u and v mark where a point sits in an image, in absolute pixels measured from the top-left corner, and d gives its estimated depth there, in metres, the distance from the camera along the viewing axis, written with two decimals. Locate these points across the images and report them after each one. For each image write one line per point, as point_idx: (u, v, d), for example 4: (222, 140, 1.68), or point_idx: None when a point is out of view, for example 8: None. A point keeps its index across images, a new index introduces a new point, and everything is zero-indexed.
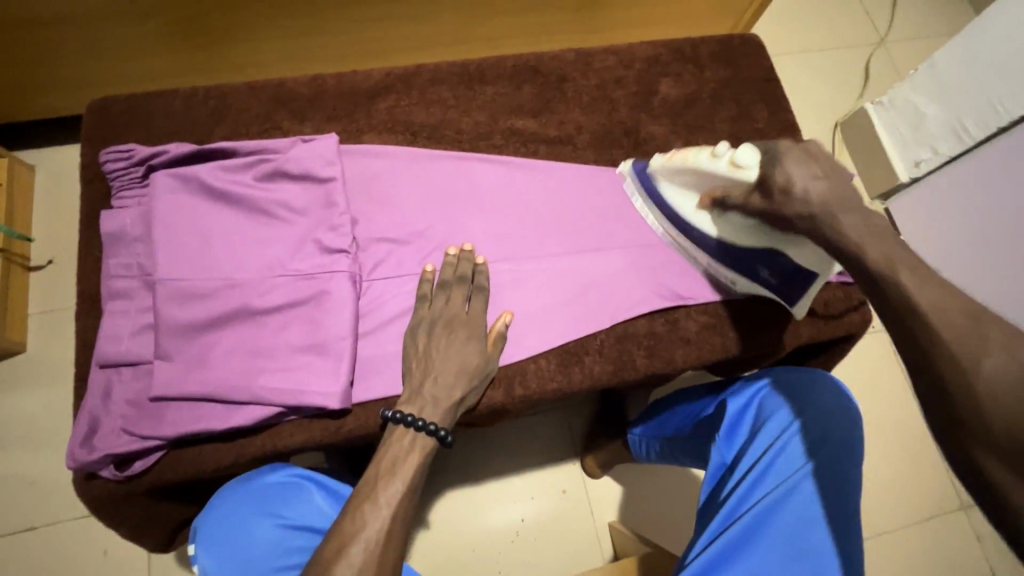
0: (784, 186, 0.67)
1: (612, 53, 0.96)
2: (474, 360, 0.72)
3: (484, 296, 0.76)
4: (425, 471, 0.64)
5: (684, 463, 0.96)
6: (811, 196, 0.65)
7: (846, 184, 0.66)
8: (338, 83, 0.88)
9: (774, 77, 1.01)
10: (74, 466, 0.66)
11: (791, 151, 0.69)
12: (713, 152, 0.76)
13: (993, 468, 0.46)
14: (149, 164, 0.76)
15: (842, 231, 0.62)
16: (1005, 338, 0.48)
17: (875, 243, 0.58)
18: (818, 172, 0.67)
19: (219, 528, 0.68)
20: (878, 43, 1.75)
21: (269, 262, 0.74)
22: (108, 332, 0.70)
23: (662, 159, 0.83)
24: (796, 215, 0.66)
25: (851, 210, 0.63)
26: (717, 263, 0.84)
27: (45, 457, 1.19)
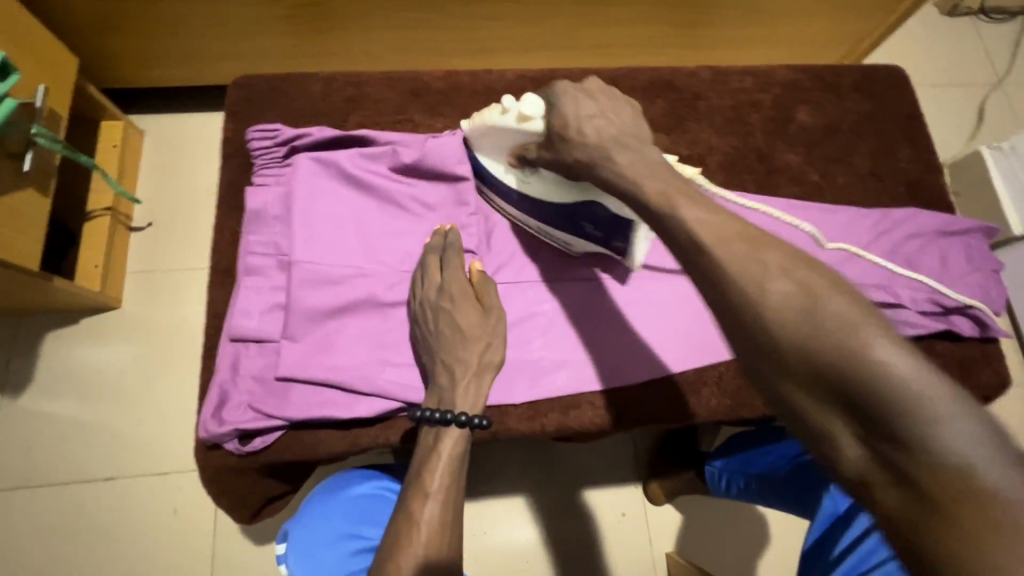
0: (562, 129, 0.62)
1: (749, 74, 0.92)
2: (469, 323, 0.67)
3: (452, 251, 0.71)
4: (454, 467, 0.60)
5: (773, 503, 0.93)
6: (588, 135, 0.60)
7: (627, 120, 0.61)
8: (471, 81, 0.88)
9: (919, 114, 0.95)
10: (204, 436, 0.67)
11: (568, 91, 0.64)
12: (503, 107, 0.68)
13: (799, 398, 0.43)
14: (293, 145, 0.77)
15: (618, 169, 0.58)
16: (785, 260, 0.47)
17: (649, 178, 0.55)
18: (601, 111, 0.62)
19: (309, 530, 0.67)
20: (997, 83, 1.65)
21: (399, 255, 0.74)
22: (241, 307, 0.70)
23: (469, 125, 0.74)
24: (578, 161, 0.61)
25: (626, 147, 0.59)
26: (543, 224, 0.75)
27: (128, 411, 1.23)
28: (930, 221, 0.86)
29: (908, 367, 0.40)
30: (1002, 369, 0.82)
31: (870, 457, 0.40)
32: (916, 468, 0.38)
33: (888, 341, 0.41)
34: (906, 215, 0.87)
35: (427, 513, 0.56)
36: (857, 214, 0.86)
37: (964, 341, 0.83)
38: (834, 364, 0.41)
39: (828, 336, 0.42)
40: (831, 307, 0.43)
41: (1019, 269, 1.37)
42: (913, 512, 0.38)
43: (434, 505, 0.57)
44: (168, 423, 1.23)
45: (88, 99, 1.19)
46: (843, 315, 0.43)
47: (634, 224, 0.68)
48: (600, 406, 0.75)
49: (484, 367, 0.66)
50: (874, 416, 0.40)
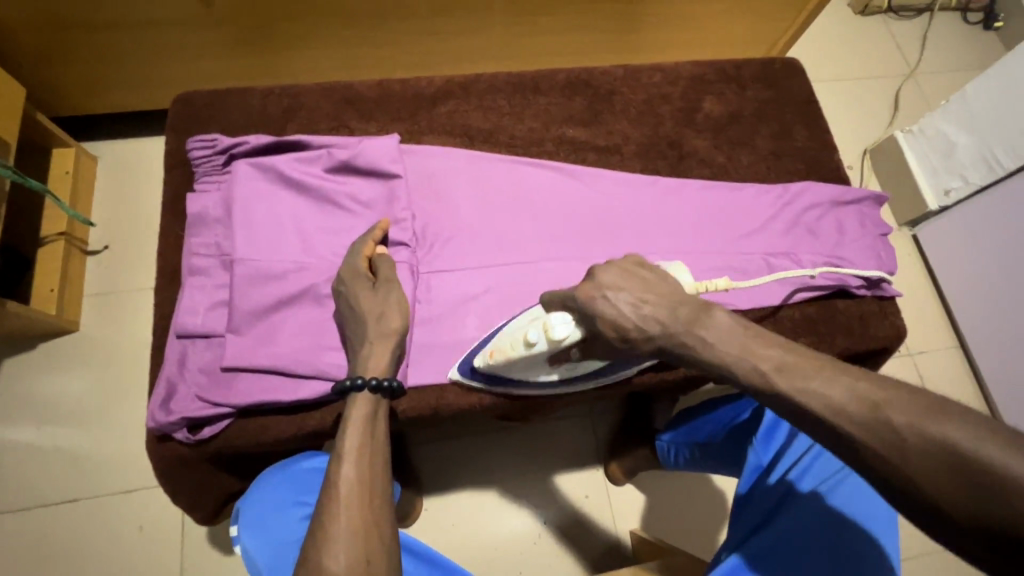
0: (618, 333, 0.60)
1: (659, 70, 1.01)
2: (396, 307, 0.72)
3: (367, 242, 0.77)
4: (370, 436, 0.63)
5: (716, 468, 0.98)
6: (647, 328, 0.58)
7: (667, 295, 0.59)
8: (402, 88, 0.94)
9: (814, 99, 1.05)
10: (152, 426, 0.70)
11: (592, 296, 0.61)
12: (529, 340, 0.68)
13: (960, 541, 0.44)
14: (230, 153, 0.82)
15: (699, 352, 0.56)
16: (911, 415, 0.46)
17: (736, 352, 0.54)
18: (640, 297, 0.59)
19: (260, 505, 0.72)
20: (909, 74, 1.78)
21: (337, 250, 0.80)
22: (186, 305, 0.75)
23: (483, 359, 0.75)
24: (653, 350, 0.59)
25: (692, 325, 0.56)
26: (599, 370, 0.78)
27: (90, 431, 1.24)
28: (827, 193, 0.95)
29: None
30: (896, 319, 0.91)
31: None
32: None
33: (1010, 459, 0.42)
34: (805, 188, 0.95)
35: (350, 474, 0.59)
36: (761, 191, 0.95)
37: (862, 299, 0.91)
38: (965, 489, 0.43)
39: (977, 476, 0.42)
40: (943, 432, 0.44)
41: (936, 241, 1.48)
42: None
43: (350, 466, 0.59)
44: (128, 443, 1.23)
45: (37, 127, 1.22)
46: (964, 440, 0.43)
47: None
48: (532, 377, 0.81)
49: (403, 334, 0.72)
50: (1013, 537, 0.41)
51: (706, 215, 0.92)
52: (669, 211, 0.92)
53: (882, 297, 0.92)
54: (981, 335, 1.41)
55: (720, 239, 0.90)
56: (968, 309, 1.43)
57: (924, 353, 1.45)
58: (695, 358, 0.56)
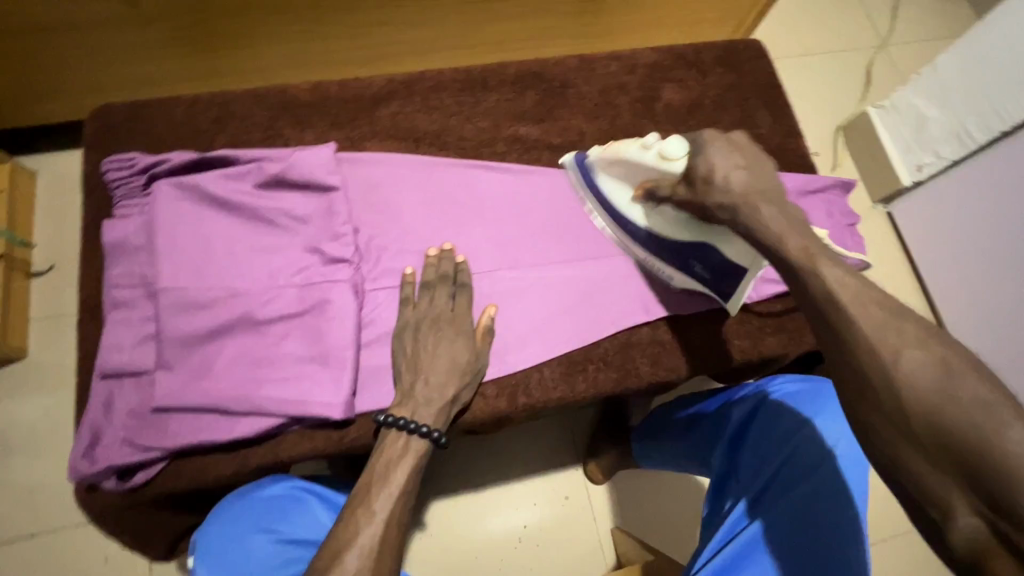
0: (705, 175, 0.67)
1: (615, 59, 0.96)
2: (463, 356, 0.73)
3: (446, 283, 0.76)
4: (419, 472, 0.66)
5: (688, 469, 0.92)
6: (731, 185, 0.65)
7: (768, 178, 0.67)
8: (339, 90, 0.88)
9: (778, 82, 1.00)
10: (76, 478, 0.66)
11: (716, 140, 0.69)
12: (643, 143, 0.73)
13: (923, 473, 0.45)
14: (151, 172, 0.76)
15: (762, 221, 0.62)
16: (923, 333, 0.49)
17: (791, 233, 0.60)
18: (742, 164, 0.67)
19: (219, 542, 0.66)
20: (880, 45, 1.73)
21: (272, 271, 0.74)
22: (110, 342, 0.70)
23: (599, 150, 0.80)
24: (718, 205, 0.66)
25: (771, 203, 0.64)
26: (653, 255, 0.82)
27: (34, 462, 1.12)
28: (792, 182, 0.92)
29: None
30: None
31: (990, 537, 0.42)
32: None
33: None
34: None
35: (384, 502, 0.62)
36: None
37: None
38: (963, 454, 0.43)
39: (951, 407, 0.45)
40: (962, 388, 0.45)
41: (910, 218, 1.46)
42: None
43: (391, 497, 0.62)
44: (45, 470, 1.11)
45: None
46: (977, 396, 0.44)
47: (748, 269, 0.74)
48: (489, 397, 0.77)
49: (478, 372, 0.75)
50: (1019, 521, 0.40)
51: None
52: None
53: None
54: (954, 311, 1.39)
55: None
56: (942, 285, 1.41)
57: None
58: (749, 221, 0.63)
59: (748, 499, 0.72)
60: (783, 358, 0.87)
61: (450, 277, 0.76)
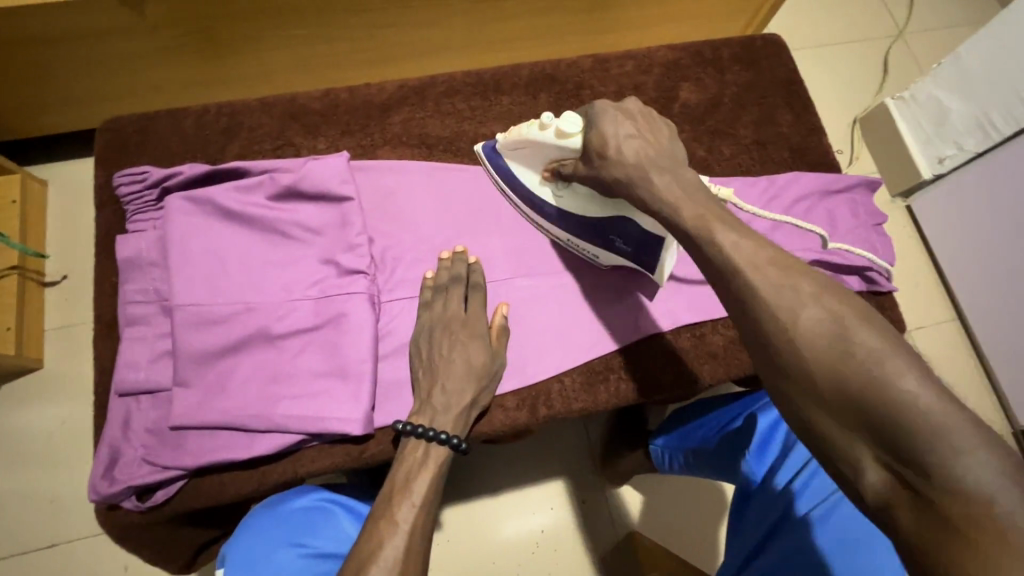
0: (600, 148, 0.64)
1: (630, 58, 0.94)
2: (480, 358, 0.71)
3: (460, 285, 0.74)
4: (440, 482, 0.62)
5: (713, 478, 0.90)
6: (625, 155, 0.62)
7: (664, 142, 0.63)
8: (350, 97, 0.86)
9: (798, 78, 0.97)
10: (96, 498, 0.65)
11: (608, 109, 0.65)
12: (541, 122, 0.70)
13: (819, 416, 0.44)
14: (162, 186, 0.75)
15: (654, 190, 0.59)
16: (817, 288, 0.47)
17: (688, 202, 0.57)
18: (637, 130, 0.63)
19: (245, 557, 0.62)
20: (899, 34, 1.68)
21: (286, 286, 0.73)
22: (126, 360, 0.69)
23: (503, 137, 0.77)
24: (616, 179, 0.63)
25: (664, 167, 0.60)
26: (574, 237, 0.78)
27: (51, 473, 1.12)
28: (815, 182, 0.89)
29: (936, 403, 0.40)
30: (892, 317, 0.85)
31: (890, 484, 0.41)
32: (937, 501, 0.38)
33: (928, 388, 0.40)
34: (791, 179, 0.89)
35: (406, 513, 0.58)
36: (746, 183, 0.88)
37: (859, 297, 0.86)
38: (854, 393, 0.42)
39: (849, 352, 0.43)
40: (861, 338, 0.44)
41: (931, 212, 1.42)
42: (925, 530, 0.38)
43: (413, 509, 0.59)
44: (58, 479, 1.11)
45: None
46: (873, 346, 0.43)
47: (664, 240, 0.69)
48: (509, 408, 0.76)
49: (495, 374, 0.73)
50: (913, 459, 0.39)
51: None
52: None
53: (880, 292, 0.86)
54: (979, 307, 1.35)
55: None
56: (967, 282, 1.37)
57: (922, 329, 1.40)
58: (643, 191, 0.60)
59: (748, 548, 0.71)
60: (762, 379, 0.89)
61: (467, 281, 0.75)
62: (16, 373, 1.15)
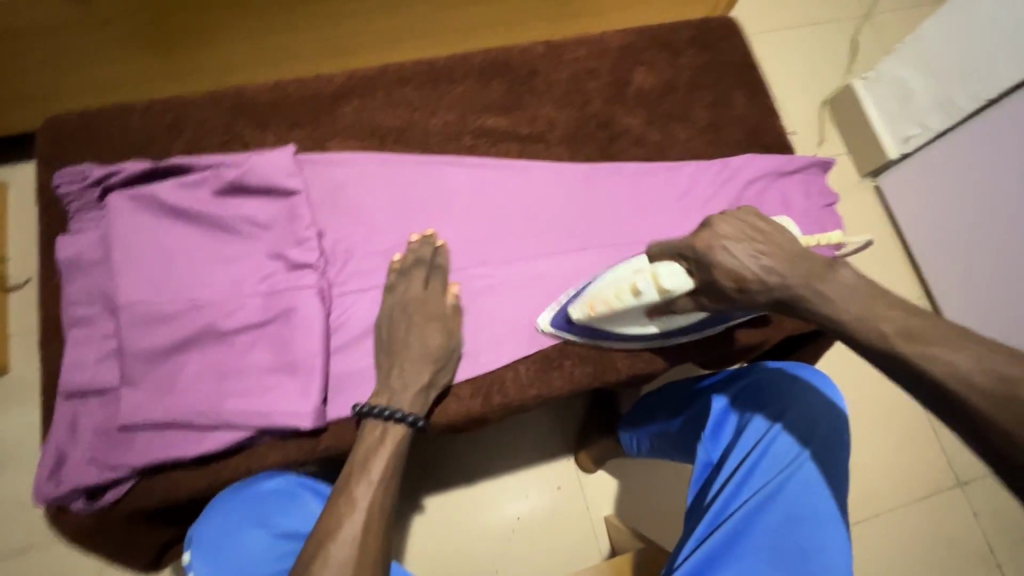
0: (738, 283, 0.56)
1: (584, 44, 0.93)
2: (437, 342, 0.71)
3: (424, 268, 0.74)
4: (398, 461, 0.64)
5: (675, 458, 0.91)
6: (771, 280, 0.55)
7: (781, 241, 0.57)
8: (299, 89, 0.85)
9: (753, 60, 0.98)
10: (43, 501, 0.65)
11: (711, 244, 0.57)
12: (634, 288, 0.65)
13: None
14: (104, 184, 0.73)
15: (833, 311, 0.53)
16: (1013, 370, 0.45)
17: (874, 313, 0.51)
18: (759, 247, 0.56)
19: (218, 533, 0.64)
20: (866, 14, 1.67)
21: (234, 281, 0.72)
22: (70, 362, 0.68)
23: (581, 310, 0.73)
24: (781, 303, 0.56)
25: (819, 273, 0.54)
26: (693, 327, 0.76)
27: (20, 479, 1.10)
28: (769, 164, 0.90)
29: None
30: None
31: None
32: None
33: None
34: (746, 160, 0.90)
35: (365, 493, 0.59)
36: (700, 167, 0.89)
37: None
38: None
39: None
40: None
41: (898, 192, 1.43)
42: None
43: (376, 491, 0.60)
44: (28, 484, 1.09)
45: None
46: None
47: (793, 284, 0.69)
48: (464, 398, 0.76)
49: (452, 355, 0.73)
50: None
51: (640, 201, 0.87)
52: (602, 198, 0.86)
53: None
54: (945, 284, 1.37)
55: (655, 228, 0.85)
56: (932, 257, 1.39)
57: None
58: (811, 313, 0.54)
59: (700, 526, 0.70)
60: (763, 344, 0.87)
61: (428, 263, 0.75)
62: None
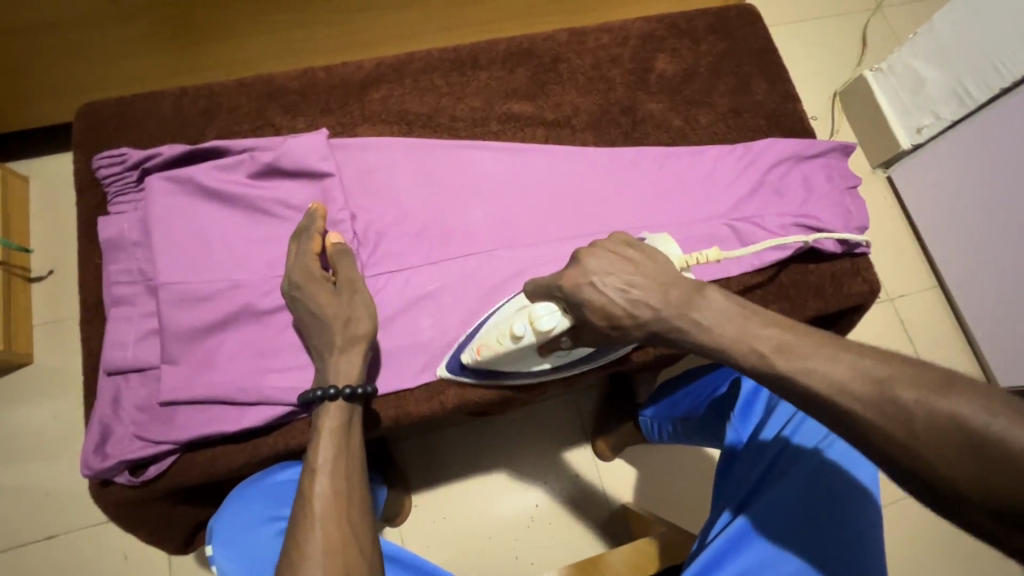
0: (609, 321, 0.54)
1: (606, 31, 0.94)
2: (324, 304, 0.68)
3: (301, 236, 0.72)
4: (345, 439, 0.63)
5: (701, 442, 0.91)
6: (639, 314, 0.53)
7: (653, 272, 0.54)
8: (328, 76, 0.87)
9: (772, 47, 0.99)
10: (88, 475, 0.67)
11: (579, 283, 0.55)
12: (516, 333, 0.64)
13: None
14: (142, 167, 0.75)
15: (702, 337, 0.52)
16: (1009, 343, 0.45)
17: (738, 336, 0.51)
18: (628, 279, 0.54)
19: (236, 530, 0.65)
20: (877, 7, 1.68)
21: (270, 261, 0.74)
22: (113, 340, 0.70)
23: (470, 356, 0.73)
24: (652, 337, 0.54)
25: (688, 307, 0.52)
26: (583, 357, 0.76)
27: (46, 465, 1.10)
28: (789, 148, 0.91)
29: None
30: (866, 275, 0.88)
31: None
32: None
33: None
34: (766, 145, 0.91)
35: (318, 483, 0.60)
36: (722, 151, 0.90)
37: (832, 258, 0.88)
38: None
39: None
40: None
41: (910, 182, 1.44)
42: None
43: (325, 477, 0.60)
44: (54, 473, 1.10)
45: None
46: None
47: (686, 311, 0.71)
48: (495, 375, 0.78)
49: (353, 311, 0.68)
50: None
51: (664, 184, 0.88)
52: (627, 182, 0.87)
53: (852, 254, 0.88)
54: (959, 273, 1.38)
55: (680, 210, 0.86)
56: (947, 247, 1.39)
57: (904, 297, 1.42)
58: (686, 342, 0.53)
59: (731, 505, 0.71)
60: None
61: (301, 233, 0.72)
62: (5, 368, 1.13)
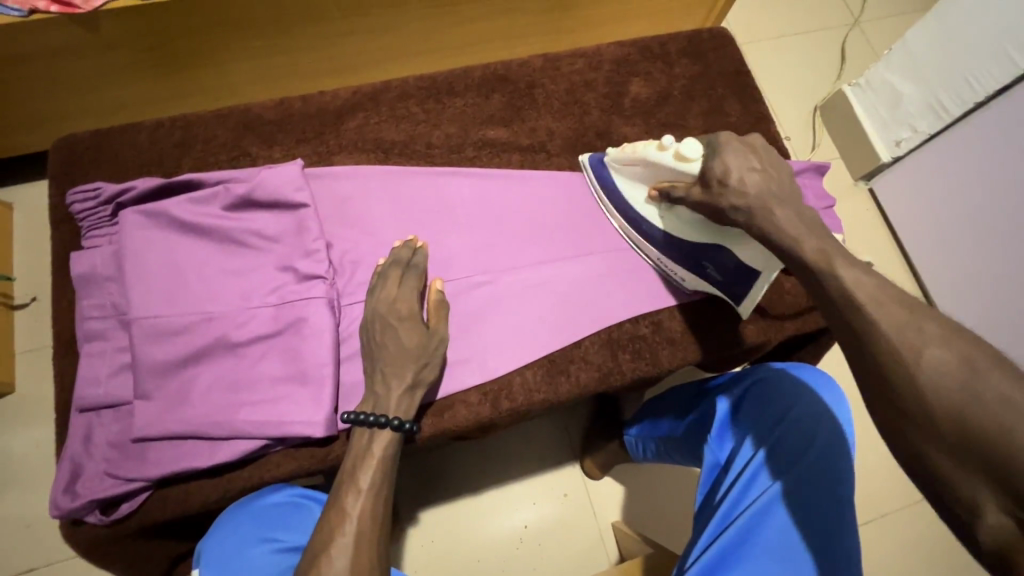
0: (720, 176, 0.67)
1: (581, 56, 0.96)
2: (414, 341, 0.70)
3: (412, 271, 0.75)
4: (387, 465, 0.64)
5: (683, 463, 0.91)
6: (746, 186, 0.66)
7: (784, 183, 0.67)
8: (305, 105, 0.87)
9: (745, 68, 1.00)
10: (58, 514, 0.66)
11: (731, 142, 0.69)
12: (661, 143, 0.73)
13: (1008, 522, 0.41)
14: (117, 202, 0.75)
15: (778, 225, 0.63)
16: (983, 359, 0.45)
17: (812, 235, 0.60)
18: (762, 167, 0.67)
19: (220, 553, 0.61)
20: (854, 23, 1.71)
21: (244, 293, 0.73)
22: (85, 376, 0.70)
23: (616, 152, 0.81)
24: (733, 207, 0.66)
25: (789, 204, 0.64)
26: (666, 258, 0.82)
27: (26, 497, 1.08)
28: None
29: None
30: None
31: None
32: None
33: None
34: None
35: (353, 504, 0.60)
36: None
37: None
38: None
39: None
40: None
41: (891, 195, 1.45)
42: None
43: (365, 499, 0.61)
44: (33, 505, 1.08)
45: None
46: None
47: (761, 273, 0.75)
48: (472, 403, 0.77)
49: (436, 352, 0.72)
50: None
51: None
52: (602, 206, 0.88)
53: None
54: (944, 285, 1.38)
55: None
56: (931, 259, 1.40)
57: None
58: (760, 223, 0.64)
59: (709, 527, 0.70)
60: (767, 344, 0.88)
61: (406, 264, 0.76)
62: None
